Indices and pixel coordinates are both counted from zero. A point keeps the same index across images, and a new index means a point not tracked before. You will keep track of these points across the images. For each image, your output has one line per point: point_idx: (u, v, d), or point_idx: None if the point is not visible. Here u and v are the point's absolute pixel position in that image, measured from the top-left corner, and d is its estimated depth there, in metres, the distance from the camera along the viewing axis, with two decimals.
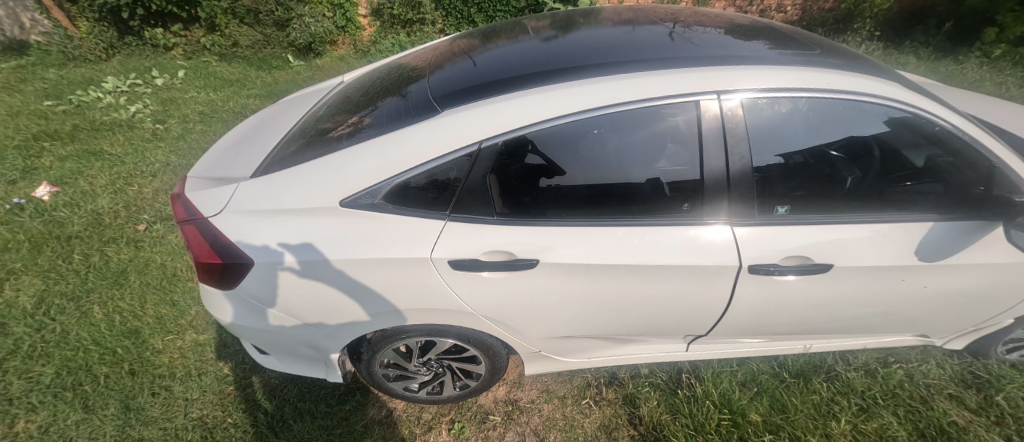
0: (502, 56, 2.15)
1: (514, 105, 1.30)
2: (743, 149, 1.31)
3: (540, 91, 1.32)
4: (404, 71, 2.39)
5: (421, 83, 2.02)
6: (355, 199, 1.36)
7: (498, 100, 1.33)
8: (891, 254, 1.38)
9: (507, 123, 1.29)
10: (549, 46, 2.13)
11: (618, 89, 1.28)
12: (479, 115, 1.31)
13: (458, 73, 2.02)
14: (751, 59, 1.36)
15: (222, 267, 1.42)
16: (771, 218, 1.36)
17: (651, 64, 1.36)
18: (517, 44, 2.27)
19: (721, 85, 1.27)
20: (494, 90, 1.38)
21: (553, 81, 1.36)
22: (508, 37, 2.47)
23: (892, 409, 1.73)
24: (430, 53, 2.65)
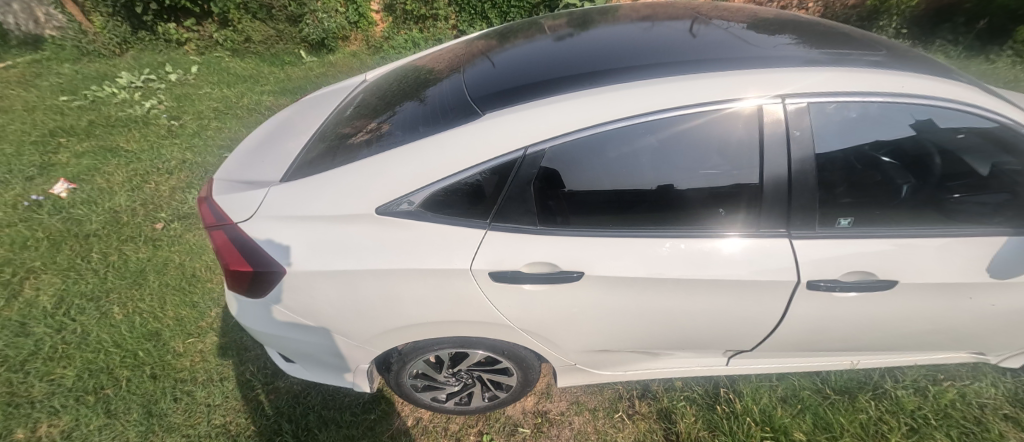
0: (528, 54, 2.07)
1: (561, 109, 1.23)
2: (807, 157, 1.22)
3: (587, 94, 1.25)
4: (422, 73, 2.32)
5: (445, 85, 1.95)
6: (391, 206, 1.30)
7: (542, 102, 1.26)
8: (959, 270, 1.29)
9: (556, 129, 1.21)
10: (572, 45, 2.05)
11: (672, 91, 1.20)
12: (525, 119, 1.23)
13: (481, 74, 1.95)
14: (810, 59, 1.28)
15: (250, 276, 1.37)
16: (833, 231, 1.27)
17: (703, 64, 1.28)
18: (536, 44, 2.19)
19: (783, 88, 1.19)
20: (536, 92, 1.31)
21: (600, 83, 1.28)
22: (526, 36, 2.40)
23: (943, 429, 1.65)
24: (448, 53, 2.58)
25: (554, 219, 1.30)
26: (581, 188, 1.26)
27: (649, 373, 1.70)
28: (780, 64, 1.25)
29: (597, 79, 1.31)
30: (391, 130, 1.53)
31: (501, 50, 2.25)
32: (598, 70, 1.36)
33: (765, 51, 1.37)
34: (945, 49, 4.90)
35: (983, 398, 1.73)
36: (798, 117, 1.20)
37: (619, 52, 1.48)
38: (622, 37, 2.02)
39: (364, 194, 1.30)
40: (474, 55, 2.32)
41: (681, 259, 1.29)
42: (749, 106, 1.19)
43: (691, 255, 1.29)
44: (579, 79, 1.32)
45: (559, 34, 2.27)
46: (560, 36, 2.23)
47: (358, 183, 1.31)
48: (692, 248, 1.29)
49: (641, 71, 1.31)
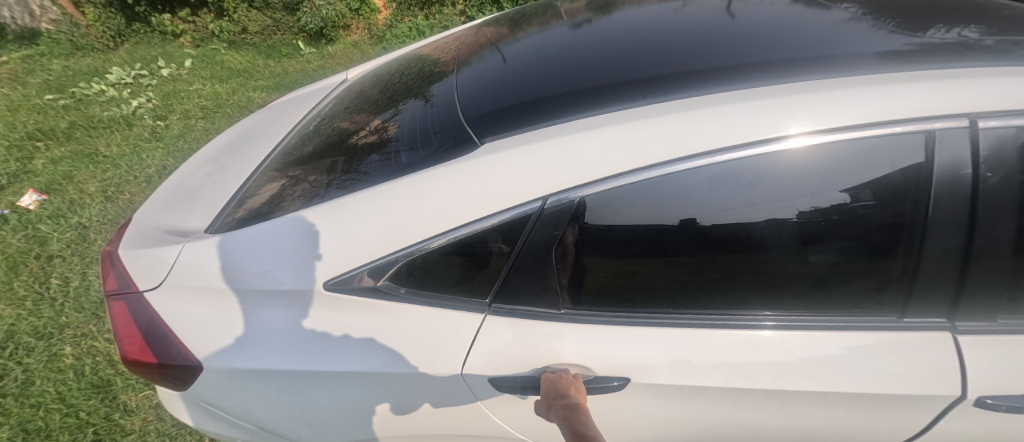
0: (542, 45, 1.62)
1: (606, 140, 0.80)
2: (1002, 215, 0.76)
3: (645, 115, 0.81)
4: (421, 68, 1.89)
5: (439, 88, 1.52)
6: (349, 280, 0.90)
7: (575, 128, 0.83)
8: None
9: (594, 172, 0.79)
10: (604, 31, 1.58)
11: (784, 113, 0.76)
12: (549, 157, 0.81)
13: (488, 71, 1.52)
14: (994, 55, 0.82)
15: (151, 366, 1.02)
16: (1019, 321, 0.84)
17: (821, 67, 0.83)
18: (555, 31, 1.73)
19: (970, 104, 0.73)
20: (566, 110, 0.88)
21: (661, 97, 0.85)
22: (543, 22, 1.93)
23: None
24: (452, 42, 2.14)
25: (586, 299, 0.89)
26: (630, 260, 0.86)
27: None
28: (948, 64, 0.80)
29: (656, 90, 0.88)
30: (361, 157, 1.12)
31: (513, 40, 1.80)
32: (653, 76, 0.92)
33: (910, 43, 0.90)
34: None
35: None
36: (996, 153, 0.74)
37: (681, 46, 1.03)
38: (670, 18, 1.55)
39: (316, 263, 0.90)
40: (480, 46, 1.87)
41: (782, 360, 0.86)
42: (915, 133, 0.74)
43: (797, 355, 0.86)
44: (627, 92, 0.89)
45: (579, 19, 1.81)
46: (585, 21, 1.76)
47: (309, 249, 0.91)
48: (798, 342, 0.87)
49: (722, 77, 0.87)
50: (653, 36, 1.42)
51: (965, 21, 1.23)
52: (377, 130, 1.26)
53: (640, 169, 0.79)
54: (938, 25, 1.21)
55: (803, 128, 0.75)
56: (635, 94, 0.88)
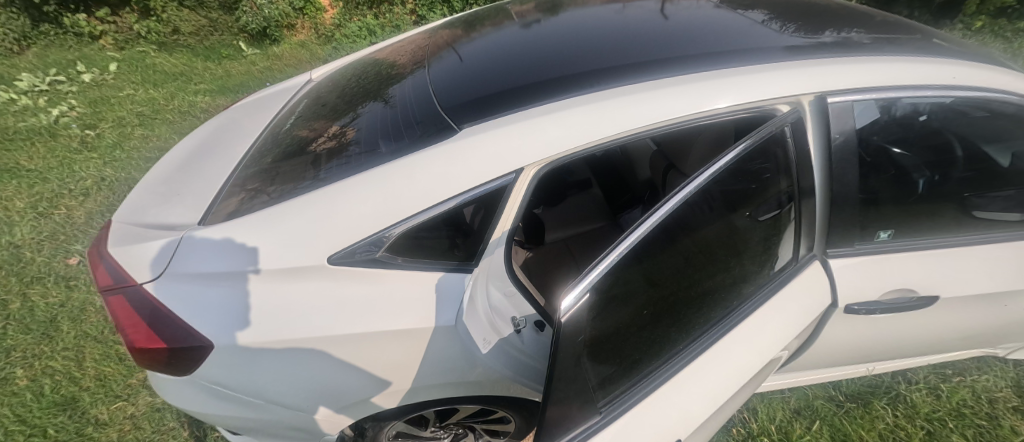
0: (496, 43, 1.80)
1: (563, 123, 0.99)
2: (848, 166, 1.05)
3: (591, 102, 1.01)
4: (380, 70, 2.01)
5: (404, 86, 1.67)
6: (349, 254, 1.04)
7: (537, 114, 1.01)
8: (999, 277, 1.19)
9: (554, 147, 0.99)
10: (551, 31, 1.78)
11: (695, 95, 0.99)
12: (518, 137, 0.99)
13: (446, 71, 1.67)
14: (842, 47, 1.09)
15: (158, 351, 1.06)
16: (871, 246, 1.13)
17: (722, 59, 1.07)
18: (506, 32, 1.91)
19: (823, 83, 0.99)
20: (525, 101, 1.07)
21: (602, 87, 1.05)
22: (495, 23, 2.11)
23: (960, 428, 1.61)
24: (407, 45, 2.26)
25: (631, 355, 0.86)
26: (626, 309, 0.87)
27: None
28: (811, 54, 1.06)
29: (597, 82, 1.08)
30: (340, 152, 1.24)
31: (468, 40, 1.96)
32: (593, 70, 1.13)
33: (785, 39, 1.17)
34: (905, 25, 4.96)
35: (992, 392, 1.72)
36: (840, 121, 1.02)
37: (614, 45, 1.24)
38: (610, 19, 1.77)
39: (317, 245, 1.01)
40: (437, 47, 2.02)
41: (762, 341, 0.94)
42: (787, 107, 1.00)
43: (771, 333, 0.95)
44: (574, 83, 1.09)
45: (529, 20, 2.00)
46: (533, 21, 1.96)
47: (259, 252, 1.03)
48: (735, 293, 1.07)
49: (647, 69, 1.08)
50: (594, 36, 1.64)
51: (837, 22, 1.55)
52: (331, 136, 1.39)
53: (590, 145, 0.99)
54: (831, 30, 1.50)
55: (710, 107, 0.98)
56: (581, 84, 1.08)
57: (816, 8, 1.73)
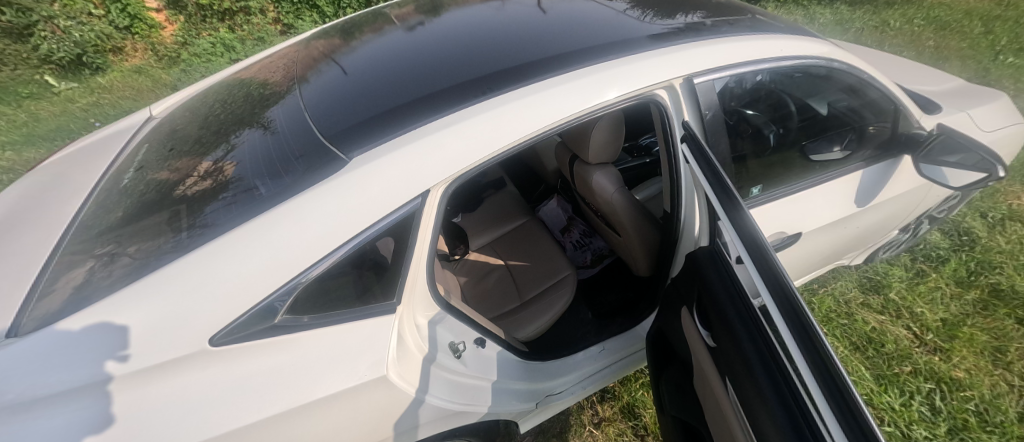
0: (376, 51, 1.70)
1: (466, 134, 0.97)
2: (717, 135, 1.18)
3: (490, 109, 1.00)
4: (251, 90, 1.77)
5: (286, 106, 1.50)
6: (235, 330, 0.85)
7: (436, 129, 0.97)
8: (841, 207, 1.46)
9: (460, 158, 0.95)
10: (437, 33, 1.72)
11: (584, 92, 1.03)
12: (423, 152, 0.93)
13: (330, 87, 1.52)
14: (702, 30, 1.22)
15: None
16: (749, 202, 1.28)
17: (605, 52, 1.12)
18: (391, 37, 1.80)
19: (688, 67, 1.10)
20: (420, 116, 1.01)
21: (496, 92, 1.05)
22: (376, 29, 1.98)
23: (829, 330, 1.97)
24: (277, 61, 2.01)
25: (750, 387, 0.82)
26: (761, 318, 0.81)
27: (612, 380, 1.61)
28: (679, 39, 1.16)
29: (491, 87, 1.07)
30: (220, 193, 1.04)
31: (349, 50, 1.81)
32: (484, 75, 1.12)
33: (650, 28, 1.27)
34: None
35: (847, 295, 2.13)
36: (707, 97, 1.14)
37: (500, 47, 1.24)
38: (493, 18, 1.76)
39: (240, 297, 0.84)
40: (313, 61, 1.83)
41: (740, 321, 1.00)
42: (662, 92, 1.09)
43: None
44: (468, 91, 1.07)
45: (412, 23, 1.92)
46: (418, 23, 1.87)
47: (130, 332, 0.79)
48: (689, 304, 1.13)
49: (536, 69, 1.10)
50: (480, 36, 1.62)
51: (688, 7, 1.74)
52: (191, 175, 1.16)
53: (496, 155, 0.99)
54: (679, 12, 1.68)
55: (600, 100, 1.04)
56: (475, 91, 1.07)
57: None
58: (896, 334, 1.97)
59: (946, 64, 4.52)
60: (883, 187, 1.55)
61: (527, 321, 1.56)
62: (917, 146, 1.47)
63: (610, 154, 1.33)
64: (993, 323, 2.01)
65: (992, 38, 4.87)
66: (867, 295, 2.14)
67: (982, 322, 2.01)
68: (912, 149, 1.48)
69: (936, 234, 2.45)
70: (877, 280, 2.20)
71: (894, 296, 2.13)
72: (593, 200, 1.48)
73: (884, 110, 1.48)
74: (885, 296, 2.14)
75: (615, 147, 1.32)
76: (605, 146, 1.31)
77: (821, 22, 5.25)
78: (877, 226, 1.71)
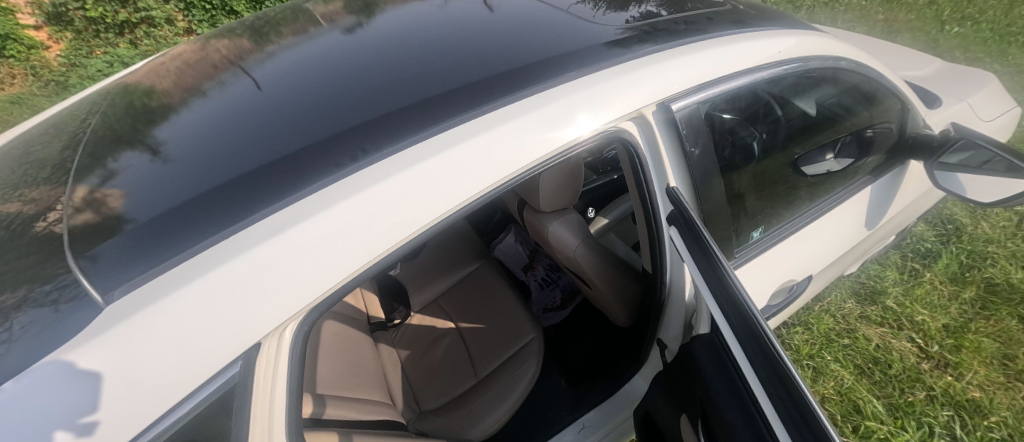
0: (290, 60, 1.23)
1: (316, 236, 0.57)
2: (705, 170, 0.86)
3: (362, 185, 0.61)
4: (134, 100, 1.28)
5: (179, 125, 1.04)
6: None
7: (267, 234, 0.56)
8: (851, 235, 1.21)
9: (359, 249, 0.59)
10: (372, 40, 1.28)
11: (521, 140, 0.69)
12: (294, 250, 0.55)
13: (238, 104, 1.07)
14: (680, 30, 0.91)
15: None
16: (750, 251, 0.99)
17: (554, 69, 0.78)
18: (322, 41, 1.33)
19: (662, 88, 0.77)
20: (265, 196, 0.62)
21: (376, 155, 0.65)
22: (295, 30, 1.46)
23: (832, 353, 1.76)
24: (173, 62, 1.50)
25: None
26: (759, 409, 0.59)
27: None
28: (653, 44, 0.84)
29: (381, 138, 0.69)
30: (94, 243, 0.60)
31: (264, 56, 1.32)
32: (375, 118, 0.74)
33: (606, 30, 0.93)
34: None
35: (843, 308, 1.92)
36: (693, 125, 0.82)
37: (410, 68, 0.88)
38: (431, 18, 1.36)
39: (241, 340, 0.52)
40: (214, 67, 1.33)
41: None
42: (631, 126, 0.77)
43: None
44: (345, 145, 0.69)
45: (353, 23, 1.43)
46: (356, 24, 1.40)
47: None
48: (680, 399, 0.86)
49: (453, 104, 0.74)
50: (400, 44, 1.22)
51: None
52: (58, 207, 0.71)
53: (382, 258, 0.61)
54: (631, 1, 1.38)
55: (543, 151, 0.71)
56: (352, 148, 0.68)
57: None
58: (901, 350, 1.77)
59: (896, 36, 4.49)
60: (889, 200, 1.30)
61: (484, 412, 1.24)
62: (932, 151, 1.21)
63: (567, 198, 1.03)
64: (997, 325, 1.85)
65: (937, 7, 4.86)
66: (864, 305, 1.95)
67: (986, 326, 1.85)
68: (925, 154, 1.22)
69: (920, 224, 2.29)
70: (872, 286, 2.00)
71: (891, 303, 1.93)
72: (552, 254, 1.16)
73: (892, 112, 1.23)
74: (882, 304, 1.94)
75: (573, 190, 1.02)
76: (558, 190, 1.01)
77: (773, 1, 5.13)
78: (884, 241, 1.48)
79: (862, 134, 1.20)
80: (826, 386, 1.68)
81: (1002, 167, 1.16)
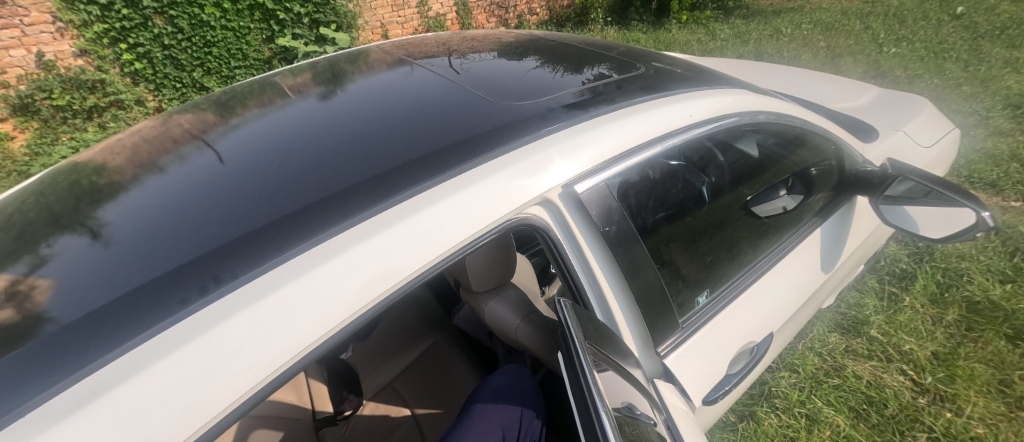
0: (254, 131, 1.12)
1: (125, 411, 0.44)
2: (631, 245, 0.82)
3: (190, 334, 0.49)
4: (80, 179, 1.11)
5: (130, 201, 0.91)
6: None
7: (45, 426, 0.42)
8: (804, 283, 1.19)
9: (238, 377, 0.50)
10: (339, 106, 1.19)
11: (406, 245, 0.62)
12: (149, 393, 0.45)
13: (191, 178, 0.93)
14: (591, 103, 0.92)
15: None
16: (698, 317, 0.95)
17: (458, 155, 0.75)
18: (298, 110, 1.21)
19: (567, 168, 0.75)
20: (87, 349, 0.49)
21: (218, 292, 0.54)
22: (263, 102, 1.33)
23: (823, 396, 1.67)
24: (130, 138, 1.29)
25: None
26: None
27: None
28: (562, 120, 0.83)
29: (243, 261, 0.58)
30: (18, 345, 0.54)
31: (229, 128, 1.19)
32: (249, 233, 0.64)
33: (520, 105, 0.92)
34: (646, 33, 5.95)
35: (828, 344, 1.86)
36: (606, 202, 0.79)
37: (314, 160, 0.83)
38: (399, 86, 1.28)
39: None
40: (174, 141, 1.17)
41: None
42: (539, 210, 0.73)
43: None
44: (205, 270, 0.58)
45: (325, 89, 1.34)
46: (333, 91, 1.32)
47: None
48: None
49: (339, 205, 0.67)
50: (327, 116, 1.13)
51: (583, 61, 1.46)
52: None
53: (224, 416, 0.49)
54: (574, 66, 1.39)
55: (430, 254, 0.63)
56: (209, 274, 0.57)
57: (568, 48, 1.63)
58: (894, 386, 1.69)
59: (842, 59, 4.73)
60: (841, 239, 1.33)
61: None
62: (875, 188, 1.26)
63: (497, 278, 1.03)
64: (987, 348, 1.78)
65: (871, 32, 5.19)
66: (849, 338, 1.88)
67: (976, 350, 1.78)
68: (870, 190, 1.27)
69: (891, 244, 2.29)
70: (855, 317, 1.95)
71: (877, 333, 1.87)
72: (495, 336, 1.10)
73: (827, 153, 1.25)
74: (867, 334, 1.88)
75: (503, 267, 1.02)
76: (489, 268, 1.00)
77: (725, 38, 5.42)
78: (846, 276, 1.45)
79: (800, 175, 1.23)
80: (823, 436, 1.57)
81: (943, 197, 1.19)
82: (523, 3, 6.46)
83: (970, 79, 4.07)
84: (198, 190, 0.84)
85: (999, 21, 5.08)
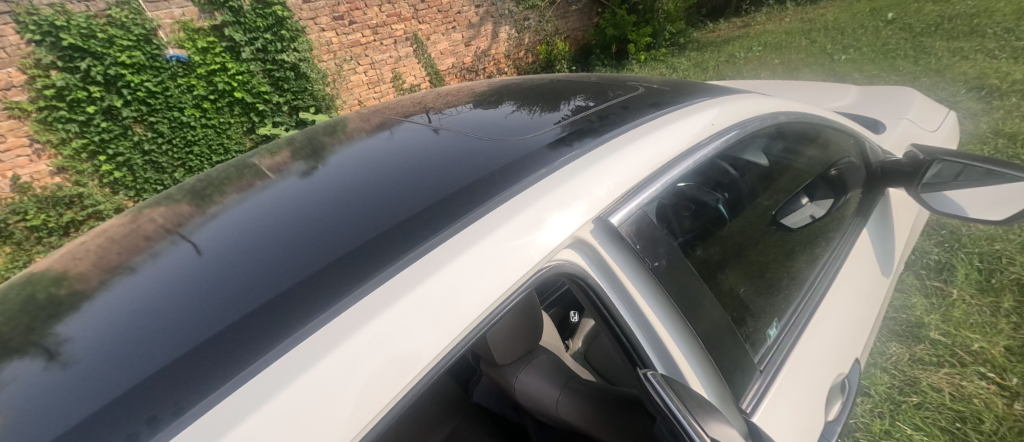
0: (229, 219, 0.98)
1: None
2: (686, 279, 0.68)
3: None
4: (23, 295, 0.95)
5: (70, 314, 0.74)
6: None
7: None
8: (869, 291, 1.04)
9: None
10: (322, 178, 1.07)
11: (415, 322, 0.46)
12: None
13: (146, 280, 0.77)
14: (600, 126, 0.82)
15: None
16: (774, 354, 0.78)
17: (465, 202, 0.62)
18: (278, 189, 1.09)
19: (596, 198, 0.62)
20: None
21: (156, 439, 0.37)
22: (238, 184, 1.22)
23: (906, 419, 1.45)
24: (90, 240, 1.15)
25: None
26: None
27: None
28: (573, 148, 0.72)
29: (194, 383, 0.42)
30: None
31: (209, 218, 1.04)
32: (209, 338, 0.49)
33: (520, 140, 0.82)
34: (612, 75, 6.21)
35: (890, 357, 1.67)
36: (644, 233, 0.65)
37: (292, 237, 0.70)
38: (384, 149, 1.19)
39: None
40: (140, 237, 1.02)
41: None
42: (571, 255, 0.58)
43: None
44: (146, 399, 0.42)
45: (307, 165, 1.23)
46: (316, 166, 1.20)
47: None
48: None
49: (320, 287, 0.52)
50: (309, 189, 1.01)
51: (571, 95, 1.40)
52: None
53: None
54: (563, 101, 1.33)
55: (451, 329, 0.48)
56: (153, 404, 0.41)
57: (550, 86, 1.58)
58: (980, 395, 1.49)
59: (803, 71, 4.92)
60: (889, 237, 1.20)
61: None
62: (910, 177, 1.15)
63: (523, 344, 0.86)
64: None
65: (819, 44, 5.48)
66: (910, 346, 1.70)
67: None
68: (905, 180, 1.16)
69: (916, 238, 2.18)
70: (908, 322, 1.78)
71: (938, 335, 1.69)
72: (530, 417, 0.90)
73: (848, 148, 1.16)
74: (928, 338, 1.70)
75: (531, 329, 0.86)
76: (515, 332, 0.84)
77: (687, 68, 5.66)
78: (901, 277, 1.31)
79: (825, 176, 1.10)
80: None
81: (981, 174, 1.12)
82: (491, 66, 6.77)
83: (925, 71, 4.23)
84: (144, 292, 0.69)
85: (931, 18, 5.43)
